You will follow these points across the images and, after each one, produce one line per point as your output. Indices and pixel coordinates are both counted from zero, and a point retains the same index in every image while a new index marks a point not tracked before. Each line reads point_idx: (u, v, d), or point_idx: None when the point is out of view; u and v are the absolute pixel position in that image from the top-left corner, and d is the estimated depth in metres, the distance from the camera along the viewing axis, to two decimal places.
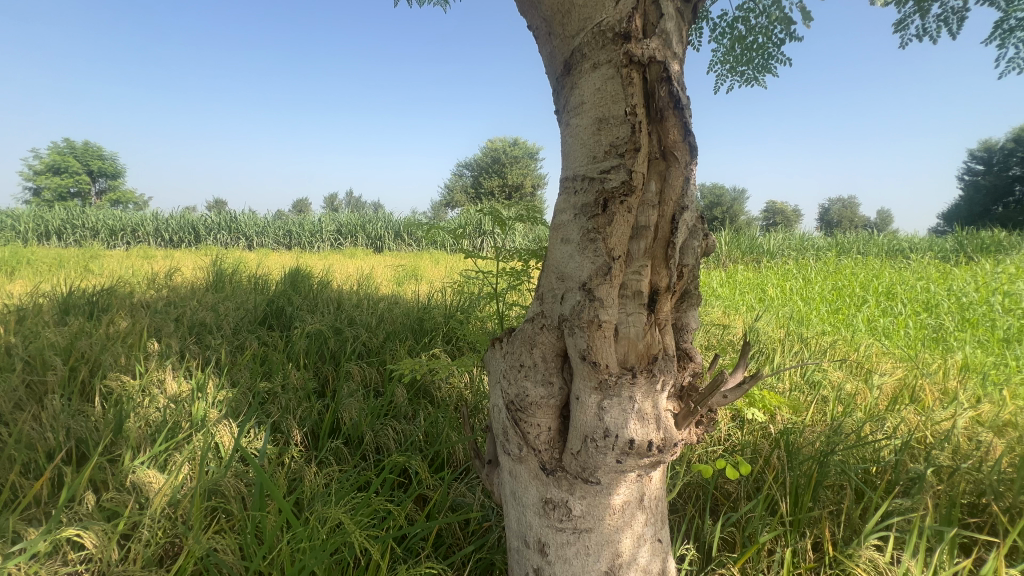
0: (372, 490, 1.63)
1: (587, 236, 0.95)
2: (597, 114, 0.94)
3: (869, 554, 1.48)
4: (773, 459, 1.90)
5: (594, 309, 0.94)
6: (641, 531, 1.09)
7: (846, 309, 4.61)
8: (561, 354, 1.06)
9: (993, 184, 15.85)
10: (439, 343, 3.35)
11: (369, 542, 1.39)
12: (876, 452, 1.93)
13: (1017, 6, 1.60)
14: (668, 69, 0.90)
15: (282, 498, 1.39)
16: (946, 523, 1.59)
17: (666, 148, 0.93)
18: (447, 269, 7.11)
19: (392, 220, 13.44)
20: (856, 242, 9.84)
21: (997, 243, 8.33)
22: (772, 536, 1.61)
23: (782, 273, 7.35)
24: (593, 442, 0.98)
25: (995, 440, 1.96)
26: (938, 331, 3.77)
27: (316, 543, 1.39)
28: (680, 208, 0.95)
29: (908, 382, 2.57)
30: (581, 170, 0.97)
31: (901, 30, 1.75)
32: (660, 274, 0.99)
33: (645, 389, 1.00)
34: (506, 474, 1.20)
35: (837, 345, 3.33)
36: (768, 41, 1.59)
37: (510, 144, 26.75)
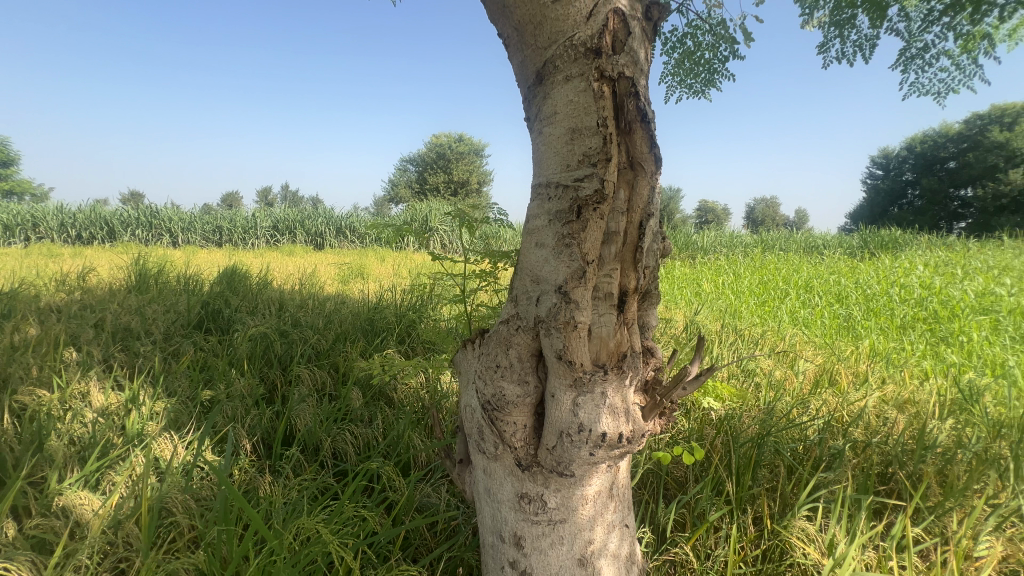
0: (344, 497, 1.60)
1: (562, 241, 0.99)
2: (570, 124, 0.98)
3: (801, 524, 1.64)
4: (717, 444, 2.06)
5: (570, 310, 0.99)
6: (611, 519, 1.16)
7: (772, 302, 5.01)
8: (535, 354, 1.10)
9: (890, 187, 17.78)
10: (392, 344, 3.29)
11: (344, 551, 1.37)
12: (804, 432, 2.14)
13: (918, 36, 1.82)
14: (636, 84, 0.96)
15: (249, 512, 1.33)
16: (863, 492, 1.80)
17: (635, 159, 0.99)
18: (395, 266, 6.99)
19: (333, 215, 12.95)
20: (778, 240, 10.70)
21: (893, 240, 9.40)
22: (718, 514, 1.76)
23: (715, 267, 7.88)
24: (568, 436, 1.03)
25: (898, 416, 2.24)
26: (848, 320, 4.23)
27: (289, 556, 1.35)
28: (647, 215, 1.02)
29: (826, 368, 2.87)
30: (555, 177, 1.01)
31: (824, 52, 1.94)
32: (629, 276, 1.06)
33: (616, 385, 1.06)
34: (479, 472, 1.23)
35: (766, 335, 3.64)
36: (713, 57, 1.71)
37: (455, 140, 26.55)
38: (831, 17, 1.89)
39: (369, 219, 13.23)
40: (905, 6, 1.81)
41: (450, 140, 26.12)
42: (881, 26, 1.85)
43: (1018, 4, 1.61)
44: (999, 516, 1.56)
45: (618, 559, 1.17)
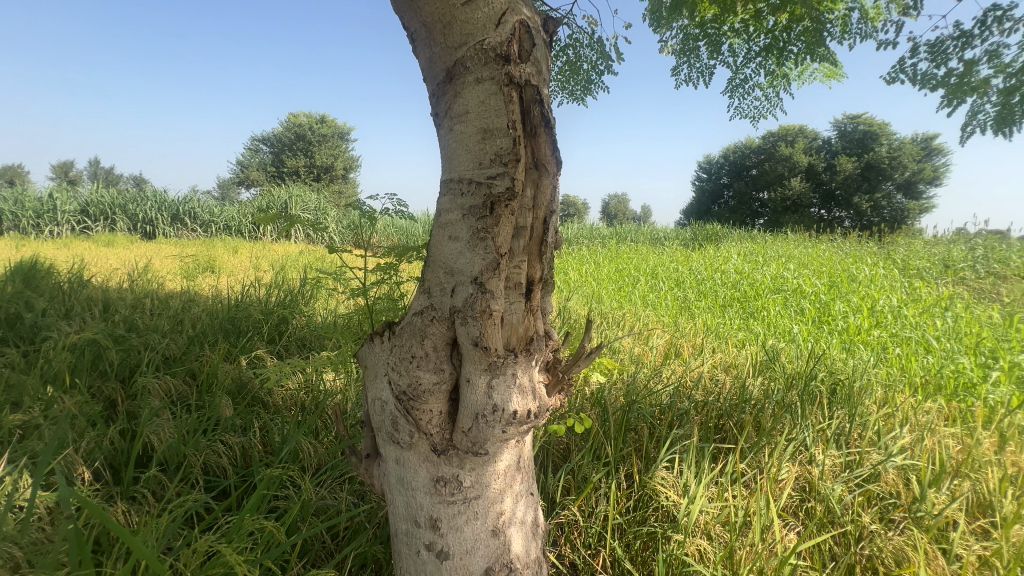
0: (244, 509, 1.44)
1: (476, 235, 1.06)
2: (481, 124, 1.05)
3: (663, 473, 1.94)
4: (594, 414, 2.33)
5: (485, 300, 1.07)
6: (518, 489, 1.26)
7: (628, 288, 5.67)
8: (449, 343, 1.15)
9: (712, 189, 21.15)
10: (261, 344, 2.99)
11: (251, 567, 1.26)
12: (661, 397, 2.51)
13: (741, 69, 2.24)
14: (540, 93, 1.06)
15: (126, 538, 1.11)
16: (705, 441, 2.20)
17: (539, 161, 1.10)
18: (252, 258, 6.29)
19: (167, 198, 11.02)
20: (629, 232, 12.06)
21: (715, 233, 11.28)
22: (598, 475, 2.00)
23: (579, 257, 8.62)
24: (483, 417, 1.11)
25: (726, 377, 2.77)
26: (685, 301, 5.01)
27: None
28: (550, 212, 1.13)
29: (673, 343, 3.38)
30: (468, 175, 1.07)
31: (675, 74, 2.29)
32: (535, 267, 1.17)
33: (524, 366, 1.16)
34: (391, 463, 1.24)
35: (625, 316, 4.15)
36: (592, 69, 1.92)
37: (316, 121, 24.51)
38: (680, 45, 2.23)
39: (213, 203, 11.56)
40: (732, 43, 2.21)
41: (309, 119, 23.91)
42: (715, 58, 2.24)
43: (805, 54, 2.09)
44: (794, 445, 2.03)
45: (525, 525, 1.28)
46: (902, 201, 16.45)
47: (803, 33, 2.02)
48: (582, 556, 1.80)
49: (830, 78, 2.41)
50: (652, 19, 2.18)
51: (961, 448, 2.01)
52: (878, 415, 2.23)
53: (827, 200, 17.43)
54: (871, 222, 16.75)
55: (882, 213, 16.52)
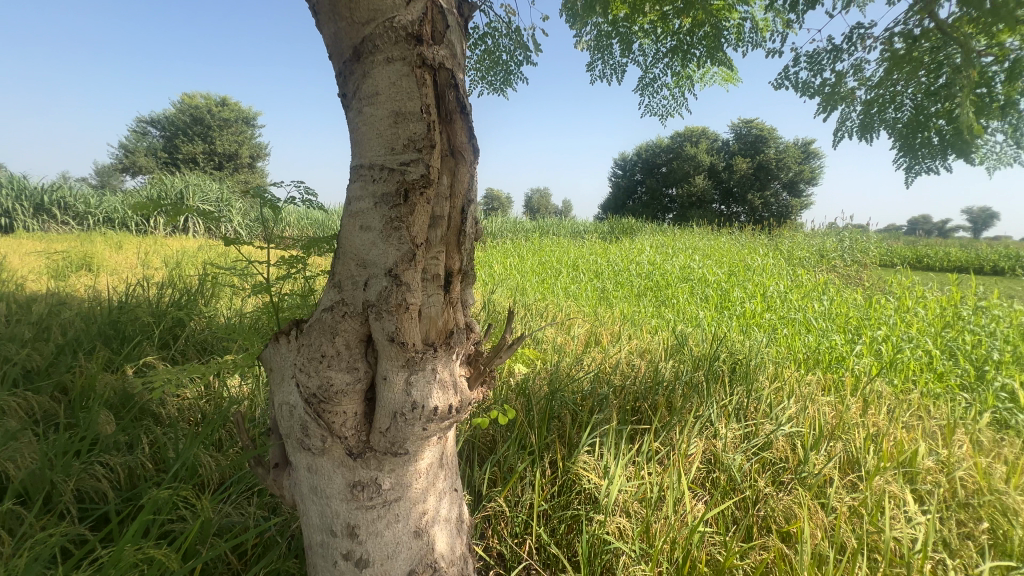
0: (127, 538, 1.26)
1: (390, 224, 1.01)
2: (393, 107, 0.99)
3: (584, 457, 2.00)
4: (519, 404, 2.35)
5: (401, 293, 1.02)
6: (441, 487, 1.22)
7: (551, 280, 5.80)
8: (363, 339, 1.09)
9: (626, 185, 22.29)
10: (151, 349, 2.66)
11: None
12: (582, 383, 2.58)
13: (651, 69, 2.35)
14: (455, 77, 1.02)
15: None
16: (623, 422, 2.31)
17: (455, 148, 1.06)
18: (139, 254, 5.59)
19: (27, 185, 9.45)
20: (552, 226, 12.38)
21: (630, 226, 11.93)
22: (524, 464, 2.02)
23: (503, 250, 8.68)
24: (402, 416, 1.06)
25: (640, 360, 2.93)
26: (604, 291, 5.24)
27: None
28: (467, 201, 1.11)
29: (593, 331, 3.52)
30: (380, 160, 1.01)
31: (591, 70, 2.36)
32: (453, 258, 1.14)
33: (445, 360, 1.12)
34: (303, 471, 1.15)
35: (548, 307, 4.24)
36: (511, 59, 1.92)
37: (215, 102, 22.29)
38: (594, 42, 2.30)
39: (88, 192, 10.10)
40: (642, 44, 2.32)
41: (206, 100, 21.65)
42: (628, 56, 2.33)
43: (707, 58, 2.24)
44: (701, 422, 2.19)
45: (449, 522, 1.24)
46: (787, 199, 18.49)
47: (703, 38, 2.17)
48: (509, 546, 1.82)
49: (727, 82, 2.61)
50: (567, 15, 2.22)
51: (834, 413, 2.29)
52: (769, 390, 2.48)
53: (726, 197, 19.12)
54: (762, 217, 18.65)
55: (771, 209, 18.46)
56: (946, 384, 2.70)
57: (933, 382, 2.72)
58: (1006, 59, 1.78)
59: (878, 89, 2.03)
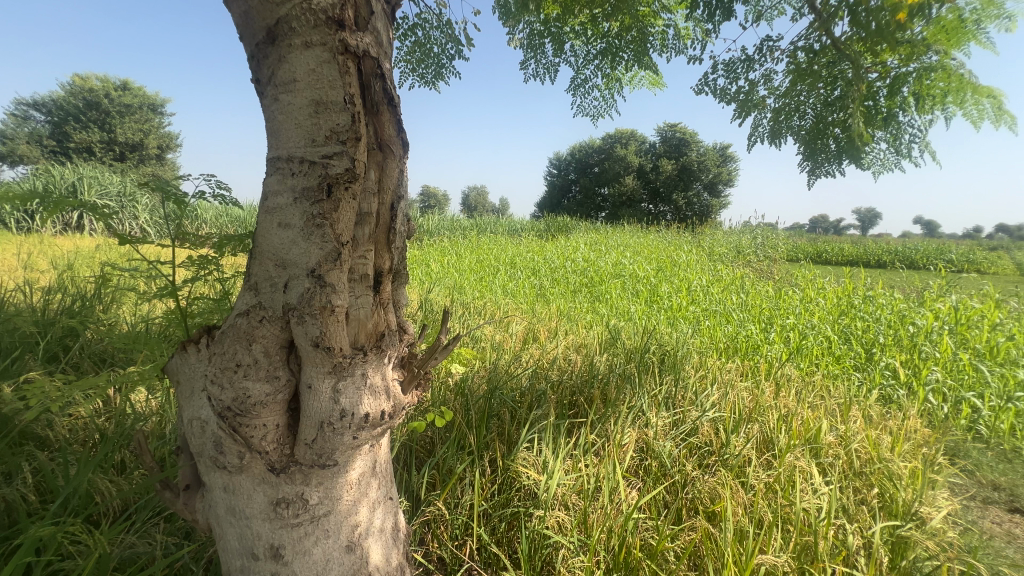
0: None
1: (312, 221, 0.94)
2: (313, 96, 0.92)
3: (524, 454, 2.00)
4: (458, 404, 2.32)
5: (325, 294, 0.95)
6: (375, 496, 1.17)
7: (488, 278, 5.79)
8: (285, 346, 1.01)
9: (561, 184, 22.79)
10: (35, 364, 2.33)
11: None
12: (521, 380, 2.59)
13: (582, 70, 2.40)
14: (380, 66, 0.97)
15: None
16: (561, 416, 2.34)
17: (383, 141, 1.01)
18: (17, 255, 4.88)
19: None
20: (489, 223, 12.38)
21: (565, 224, 12.22)
22: (463, 465, 1.99)
23: (441, 248, 8.56)
24: (330, 425, 1.00)
25: (576, 354, 2.99)
26: (541, 288, 5.31)
27: None
28: (397, 197, 1.06)
29: (531, 328, 3.55)
30: (299, 153, 0.94)
31: (525, 68, 2.38)
32: (382, 257, 1.09)
33: (376, 364, 1.07)
34: (218, 492, 1.05)
35: (486, 305, 4.23)
36: (442, 52, 1.89)
37: (114, 85, 20.03)
38: (527, 40, 2.31)
39: None
40: (573, 45, 2.36)
41: (102, 82, 19.39)
42: (560, 57, 2.37)
43: (633, 62, 2.32)
44: (635, 412, 2.27)
45: (384, 533, 1.19)
46: (707, 199, 19.80)
47: (631, 42, 2.24)
48: (449, 550, 1.78)
49: (653, 86, 2.73)
50: (500, 11, 2.21)
51: (751, 397, 2.47)
52: (695, 378, 2.63)
53: (654, 197, 20.12)
54: (686, 216, 19.82)
55: (694, 208, 19.67)
56: (843, 365, 3.02)
57: (833, 365, 3.02)
58: (889, 76, 2.00)
59: (786, 98, 2.22)
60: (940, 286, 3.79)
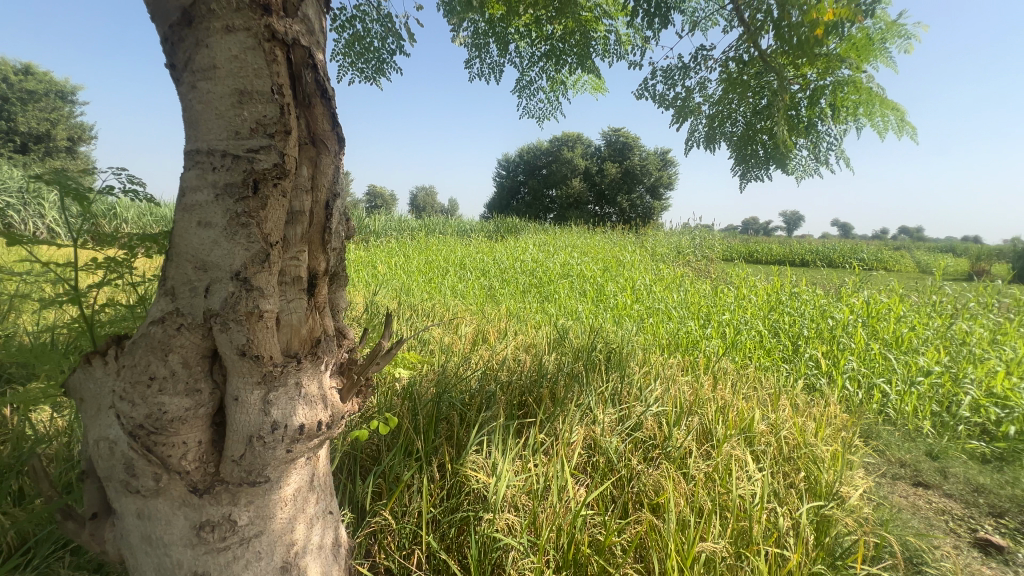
0: None
1: (236, 220, 0.87)
2: (236, 84, 0.86)
3: (473, 457, 1.97)
4: (405, 410, 2.25)
5: (252, 299, 0.89)
6: (314, 512, 1.10)
7: (438, 279, 5.70)
8: (207, 355, 0.93)
9: (510, 186, 22.91)
10: None
11: None
12: (470, 382, 2.56)
13: (527, 71, 2.42)
14: (312, 56, 0.92)
15: None
16: (510, 417, 2.33)
17: (316, 136, 0.96)
18: None
19: None
20: (438, 224, 12.22)
21: (514, 225, 12.29)
22: (411, 472, 1.93)
23: (389, 249, 8.35)
24: (260, 440, 0.93)
25: (525, 354, 3.00)
26: (491, 289, 5.30)
27: None
28: (332, 194, 1.01)
29: (480, 329, 3.53)
30: (220, 145, 0.87)
31: (470, 66, 2.36)
32: (317, 258, 1.03)
33: (311, 372, 1.01)
34: (131, 519, 0.95)
35: (435, 307, 4.16)
36: (382, 47, 1.83)
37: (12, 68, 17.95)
38: (472, 39, 2.28)
39: None
40: (518, 46, 2.37)
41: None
42: (505, 58, 2.37)
43: (577, 66, 2.36)
44: (582, 410, 2.30)
45: (323, 550, 1.12)
46: (650, 202, 20.59)
47: (575, 45, 2.28)
48: (396, 560, 1.72)
49: (596, 90, 2.79)
50: (443, 8, 2.17)
51: (692, 390, 2.58)
52: (639, 374, 2.71)
53: (600, 199, 20.67)
54: (630, 217, 20.51)
55: (637, 210, 20.38)
56: (773, 358, 3.22)
57: (764, 357, 3.22)
58: (809, 87, 2.15)
59: (719, 105, 2.34)
60: (854, 283, 4.15)
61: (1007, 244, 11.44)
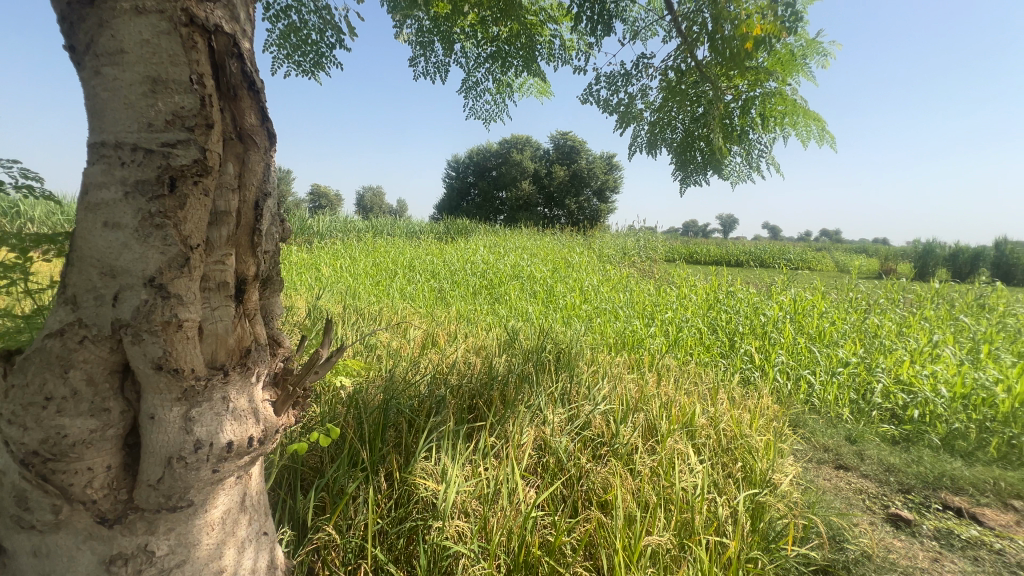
0: None
1: (149, 221, 0.79)
2: (148, 72, 0.78)
3: (422, 464, 1.92)
4: (350, 419, 2.16)
5: (169, 307, 0.81)
6: (245, 535, 1.01)
7: (386, 282, 5.55)
8: (118, 370, 0.84)
9: (460, 188, 22.77)
10: None
11: None
12: (419, 387, 2.50)
13: (473, 72, 2.40)
14: (238, 45, 0.86)
15: None
16: (460, 422, 2.29)
17: (243, 131, 0.89)
18: None
19: None
20: (386, 225, 11.92)
21: (464, 227, 12.20)
22: (356, 484, 1.85)
23: (333, 252, 8.03)
24: (181, 461, 0.85)
25: (475, 357, 2.97)
26: (441, 291, 5.23)
27: None
28: (262, 194, 0.94)
29: (429, 332, 3.46)
30: (130, 138, 0.79)
31: (415, 65, 2.31)
32: (246, 262, 0.96)
33: (239, 385, 0.94)
34: (25, 558, 0.84)
35: (383, 310, 4.04)
36: (320, 40, 1.75)
37: None
38: (416, 37, 2.23)
39: None
40: (464, 47, 2.35)
41: None
42: (450, 57, 2.33)
43: (523, 69, 2.37)
44: (532, 411, 2.31)
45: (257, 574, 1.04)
46: (597, 204, 21.13)
47: (521, 48, 2.29)
48: None
49: (542, 94, 2.82)
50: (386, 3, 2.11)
51: (637, 388, 2.66)
52: (587, 373, 2.75)
53: (550, 201, 20.97)
54: (579, 220, 20.95)
55: (585, 213, 20.87)
56: (712, 354, 3.38)
57: (704, 354, 3.37)
58: (740, 98, 2.28)
59: (660, 112, 2.43)
60: (783, 281, 4.45)
61: (910, 245, 12.72)
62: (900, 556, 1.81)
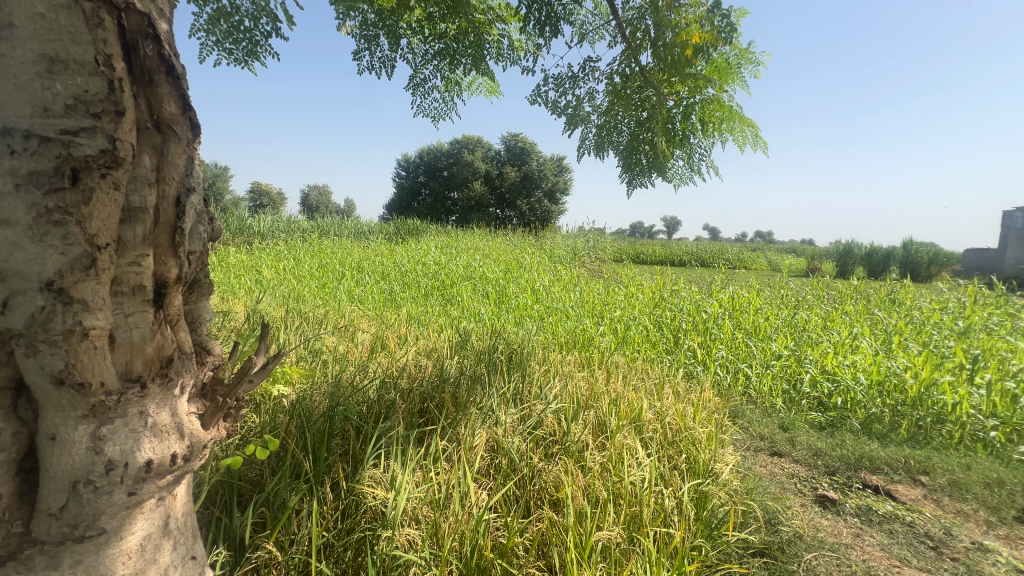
0: None
1: (46, 217, 0.70)
2: (44, 49, 0.69)
3: (370, 472, 1.85)
4: (292, 429, 2.04)
5: (72, 314, 0.73)
6: (169, 561, 0.92)
7: (332, 284, 5.34)
8: (9, 387, 0.74)
9: (410, 187, 22.36)
10: None
11: None
12: (367, 392, 2.41)
13: (420, 69, 2.35)
14: (152, 25, 0.78)
15: None
16: (410, 426, 2.23)
17: (161, 120, 0.82)
18: None
19: None
20: (332, 224, 11.49)
21: (415, 227, 11.99)
22: (299, 497, 1.75)
23: (275, 253, 7.63)
24: (89, 485, 0.76)
25: (426, 359, 2.91)
26: (390, 293, 5.10)
27: None
28: (183, 190, 0.87)
29: (378, 336, 3.35)
30: (20, 123, 0.69)
31: (359, 59, 2.22)
32: (166, 263, 0.88)
33: (160, 397, 0.86)
34: None
35: (328, 314, 3.88)
36: (254, 27, 1.65)
37: None
38: (360, 30, 2.16)
39: None
40: (410, 43, 2.30)
41: None
42: (395, 53, 2.27)
43: (472, 67, 2.35)
44: (484, 413, 2.28)
45: None
46: (548, 206, 21.42)
47: (469, 47, 2.27)
48: None
49: (491, 94, 2.81)
50: None
51: (588, 386, 2.70)
52: (539, 372, 2.77)
53: (501, 202, 21.03)
54: (530, 221, 21.14)
55: (537, 214, 21.08)
56: (658, 350, 3.50)
57: (651, 350, 3.49)
58: (681, 104, 2.37)
59: (607, 116, 2.49)
60: (722, 280, 4.68)
61: (833, 246, 13.81)
62: (827, 534, 1.95)
